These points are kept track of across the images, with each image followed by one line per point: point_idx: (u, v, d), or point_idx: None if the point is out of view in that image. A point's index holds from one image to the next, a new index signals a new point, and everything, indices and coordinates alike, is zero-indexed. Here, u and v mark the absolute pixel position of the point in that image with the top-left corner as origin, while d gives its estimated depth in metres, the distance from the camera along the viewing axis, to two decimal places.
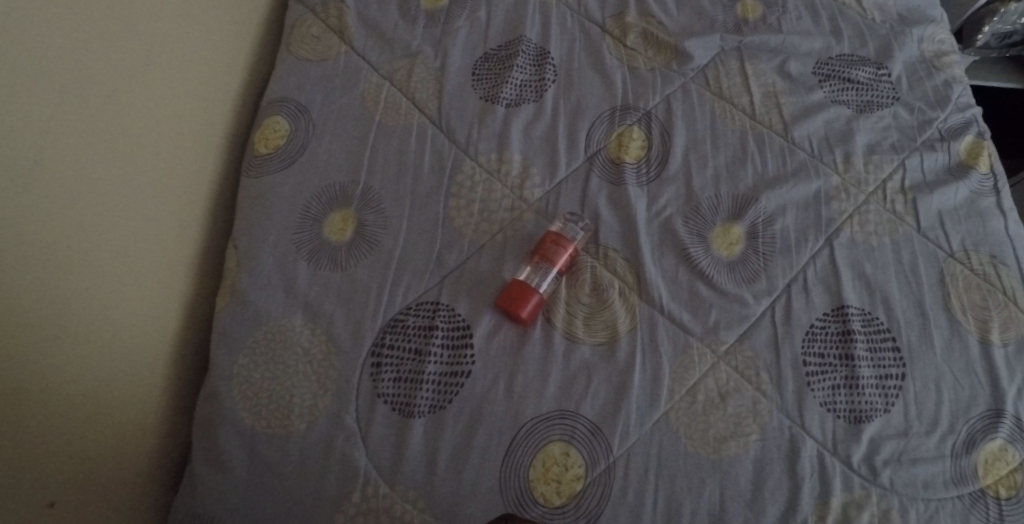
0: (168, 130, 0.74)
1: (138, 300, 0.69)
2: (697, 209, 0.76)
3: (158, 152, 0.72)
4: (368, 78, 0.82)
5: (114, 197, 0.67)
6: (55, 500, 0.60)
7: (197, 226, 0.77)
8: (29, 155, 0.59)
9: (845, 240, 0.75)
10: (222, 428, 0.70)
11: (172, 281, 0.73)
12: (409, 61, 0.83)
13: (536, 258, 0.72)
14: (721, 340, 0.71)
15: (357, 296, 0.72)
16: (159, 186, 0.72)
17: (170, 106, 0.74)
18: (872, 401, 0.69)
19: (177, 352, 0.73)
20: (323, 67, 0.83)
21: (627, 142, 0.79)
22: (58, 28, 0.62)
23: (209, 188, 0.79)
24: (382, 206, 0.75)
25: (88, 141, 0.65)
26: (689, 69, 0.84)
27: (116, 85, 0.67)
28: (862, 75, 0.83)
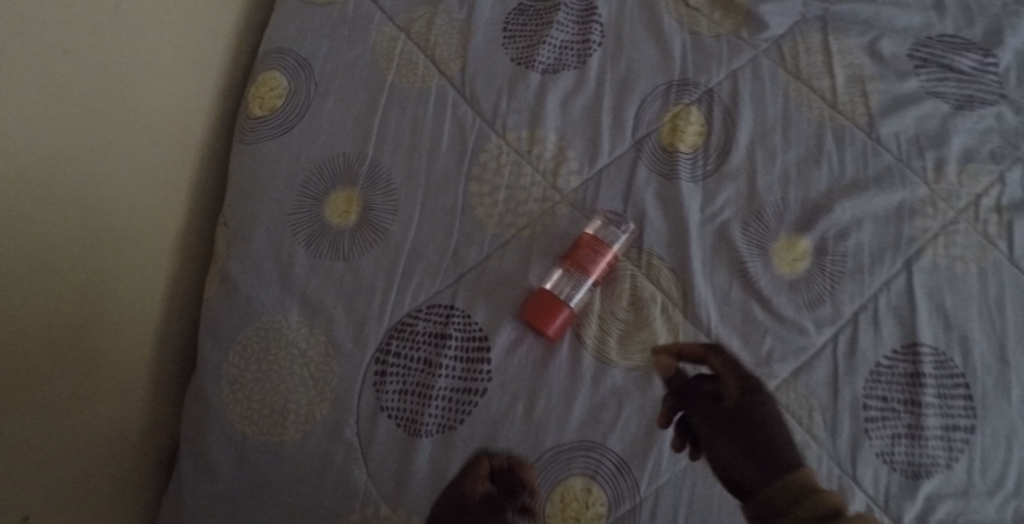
0: (138, 85, 0.63)
1: (102, 289, 0.59)
2: (760, 215, 0.65)
3: (120, 112, 0.61)
4: (382, 28, 0.70)
5: (111, 177, 0.60)
6: (29, 515, 0.53)
7: (170, 196, 0.67)
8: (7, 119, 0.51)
9: (926, 264, 0.65)
10: (211, 430, 0.62)
11: (142, 263, 0.64)
12: (430, 10, 0.70)
13: (570, 264, 0.62)
14: (773, 374, 0.62)
15: (360, 292, 0.63)
16: (123, 153, 0.61)
17: (130, 55, 0.62)
18: (934, 455, 0.61)
19: (165, 347, 0.67)
20: (329, 13, 0.71)
21: (683, 126, 0.67)
22: None
23: (183, 150, 0.68)
24: (392, 186, 0.65)
25: (38, 101, 0.54)
26: (762, 39, 0.71)
27: (78, 35, 0.57)
28: (965, 63, 0.70)
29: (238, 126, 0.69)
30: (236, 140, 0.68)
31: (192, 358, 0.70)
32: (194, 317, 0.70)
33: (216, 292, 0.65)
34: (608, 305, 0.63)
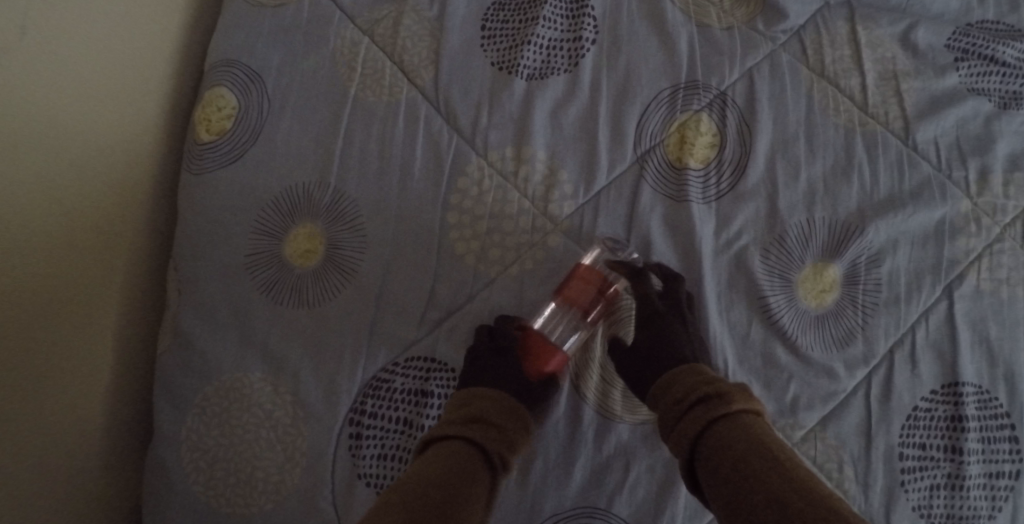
0: (79, 95, 0.54)
1: (19, 364, 0.49)
2: (782, 240, 0.57)
3: (60, 128, 0.52)
4: (341, 30, 0.60)
5: (54, 207, 0.51)
6: None
7: (104, 235, 0.56)
8: None
9: (968, 290, 0.57)
10: (173, 505, 0.54)
11: (73, 319, 0.54)
12: (397, 7, 0.61)
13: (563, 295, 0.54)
14: (798, 424, 0.55)
15: (330, 344, 0.55)
16: (58, 179, 0.52)
17: (38, 61, 0.51)
18: (976, 505, 0.55)
19: (117, 403, 0.58)
20: (280, 14, 0.61)
21: (691, 138, 0.59)
22: None
23: (125, 172, 0.58)
24: (361, 218, 0.56)
25: None
26: (779, 32, 0.61)
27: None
28: (1011, 54, 0.61)
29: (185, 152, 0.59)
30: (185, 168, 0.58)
31: (149, 410, 0.62)
32: (148, 366, 0.61)
33: (168, 348, 0.56)
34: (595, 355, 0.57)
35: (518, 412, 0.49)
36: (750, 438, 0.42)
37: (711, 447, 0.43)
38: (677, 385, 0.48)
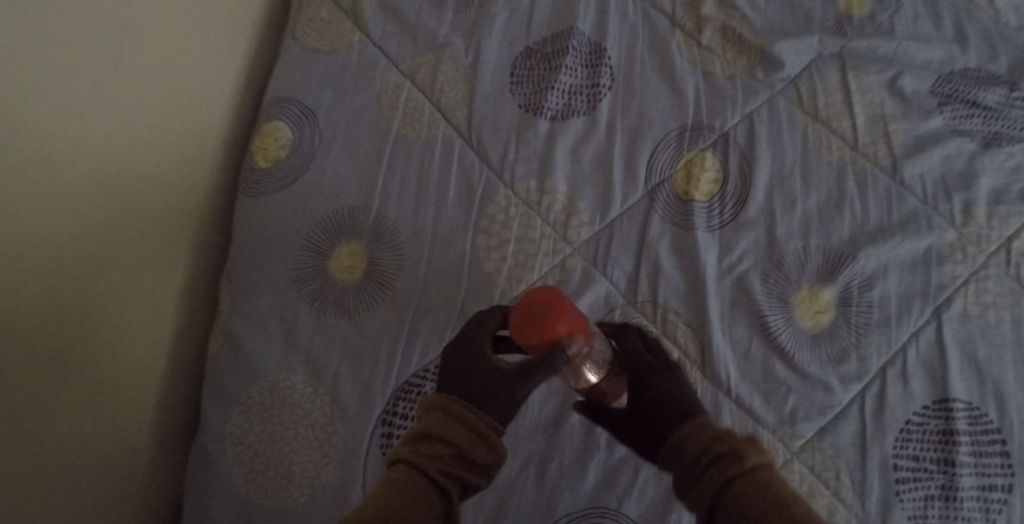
0: (158, 126, 0.62)
1: (88, 357, 0.56)
2: (779, 265, 0.62)
3: (143, 155, 0.61)
4: (387, 76, 0.68)
5: (130, 222, 0.59)
6: None
7: (166, 247, 0.64)
8: (25, 166, 0.51)
9: (956, 313, 0.62)
10: (216, 497, 0.59)
11: (137, 320, 0.61)
12: (435, 54, 0.68)
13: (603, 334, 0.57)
14: (796, 434, 0.59)
15: (366, 351, 0.60)
16: (135, 197, 0.60)
17: (127, 96, 0.59)
18: (971, 517, 0.58)
19: (167, 399, 0.65)
20: (332, 60, 0.68)
21: (697, 173, 0.65)
22: (63, 18, 0.54)
23: (190, 192, 0.66)
24: (399, 240, 0.62)
25: (59, 147, 0.53)
26: (777, 80, 0.68)
27: (96, 75, 0.56)
28: (991, 98, 0.67)
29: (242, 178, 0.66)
30: (242, 192, 0.65)
31: (196, 407, 0.68)
32: (195, 367, 0.68)
33: (219, 351, 0.62)
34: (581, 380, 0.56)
35: (479, 428, 0.48)
36: (771, 487, 0.44)
37: (734, 502, 0.45)
38: (693, 443, 0.49)
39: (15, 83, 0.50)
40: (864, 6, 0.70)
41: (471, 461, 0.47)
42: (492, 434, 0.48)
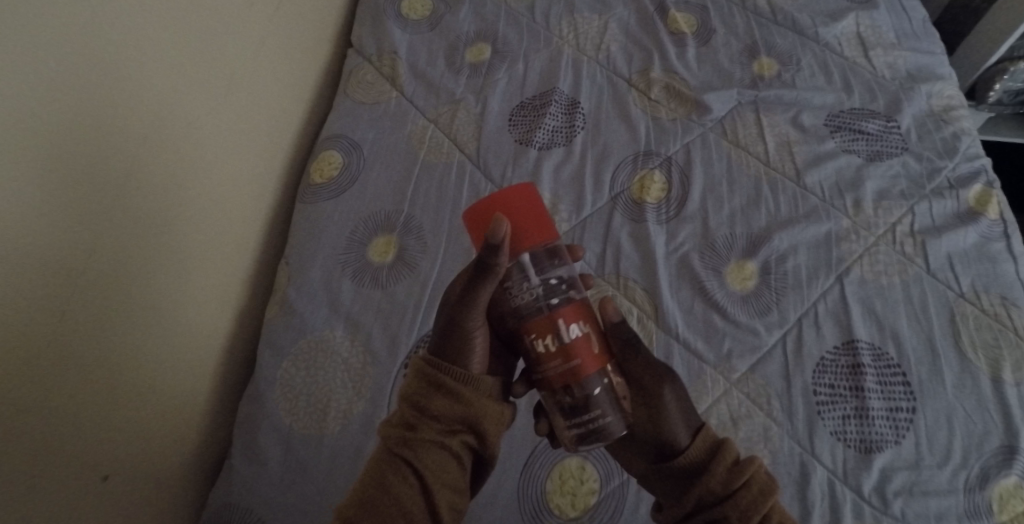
0: (235, 149, 0.83)
1: (171, 309, 0.74)
2: (713, 246, 0.80)
3: (222, 169, 0.81)
4: (415, 121, 0.91)
5: (208, 217, 0.79)
6: (108, 474, 0.67)
7: (231, 240, 0.83)
8: (153, 166, 0.71)
9: (855, 278, 0.79)
10: (263, 427, 0.75)
11: (206, 290, 0.79)
12: (452, 107, 0.92)
13: (580, 312, 0.60)
14: (733, 368, 0.74)
15: (395, 313, 0.78)
16: (213, 199, 0.80)
17: (220, 126, 0.81)
18: (883, 432, 0.72)
19: (225, 358, 0.82)
20: (374, 110, 0.93)
21: (648, 184, 0.84)
22: (191, 65, 0.76)
23: (249, 200, 0.86)
24: (423, 233, 0.83)
25: (174, 156, 0.74)
26: (708, 120, 0.89)
27: (204, 109, 0.78)
28: (872, 126, 0.88)
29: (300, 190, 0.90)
30: (299, 201, 0.88)
31: (251, 371, 0.86)
32: (251, 337, 0.87)
33: (276, 318, 0.81)
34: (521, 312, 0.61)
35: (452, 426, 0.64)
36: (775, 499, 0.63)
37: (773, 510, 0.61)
38: (724, 456, 0.62)
39: (157, 105, 0.71)
40: (772, 69, 0.93)
41: (438, 421, 0.64)
42: (456, 390, 0.64)
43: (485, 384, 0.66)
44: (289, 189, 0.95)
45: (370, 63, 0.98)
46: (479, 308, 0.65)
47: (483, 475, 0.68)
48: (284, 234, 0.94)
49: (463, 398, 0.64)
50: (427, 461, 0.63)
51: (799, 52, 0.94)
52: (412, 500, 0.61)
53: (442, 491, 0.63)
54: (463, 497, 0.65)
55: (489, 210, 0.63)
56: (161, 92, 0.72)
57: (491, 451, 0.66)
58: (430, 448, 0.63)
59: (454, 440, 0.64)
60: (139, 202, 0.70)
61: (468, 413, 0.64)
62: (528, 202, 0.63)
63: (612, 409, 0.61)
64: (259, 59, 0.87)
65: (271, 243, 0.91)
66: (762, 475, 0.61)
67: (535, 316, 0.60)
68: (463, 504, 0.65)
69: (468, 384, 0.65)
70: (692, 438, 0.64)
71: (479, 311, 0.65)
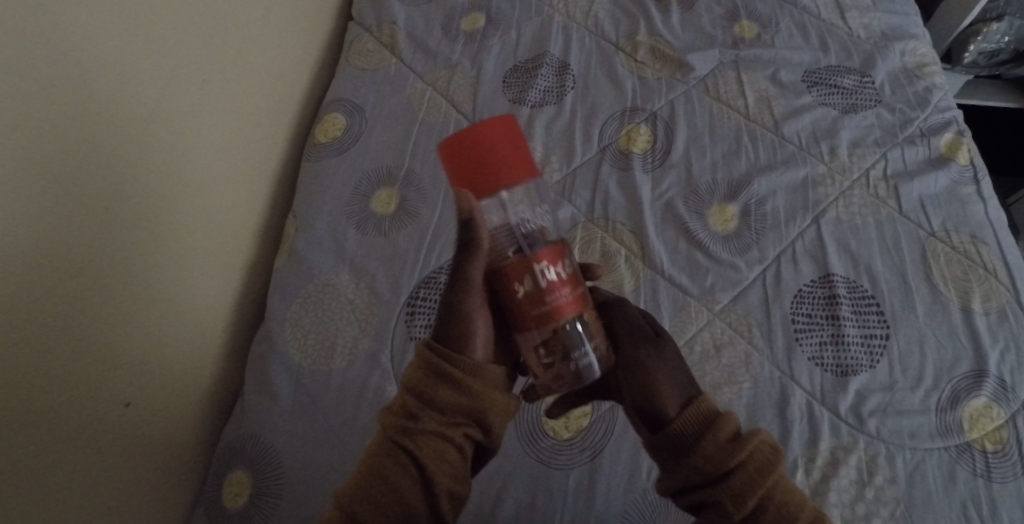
0: (243, 109, 0.88)
1: (186, 253, 0.78)
2: (696, 191, 0.86)
3: (232, 126, 0.86)
4: (414, 85, 0.99)
5: (219, 169, 0.84)
6: (131, 402, 0.71)
7: (240, 195, 0.88)
8: (167, 116, 0.76)
9: (831, 219, 0.83)
10: (273, 363, 0.80)
11: (217, 240, 0.83)
12: (450, 71, 0.99)
13: (561, 257, 0.60)
14: (716, 300, 0.79)
15: (397, 256, 0.84)
16: (224, 153, 0.85)
17: (229, 85, 0.86)
18: (858, 357, 0.75)
19: (236, 306, 0.87)
20: (375, 75, 1.01)
21: (635, 136, 0.90)
22: (203, 25, 0.81)
23: (257, 159, 0.91)
24: (423, 184, 0.88)
25: (188, 109, 0.79)
26: (691, 78, 0.95)
27: (214, 67, 0.83)
28: (847, 82, 0.92)
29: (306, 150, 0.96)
30: (305, 159, 0.95)
31: (260, 320, 0.91)
32: (259, 288, 0.91)
33: (285, 266, 0.86)
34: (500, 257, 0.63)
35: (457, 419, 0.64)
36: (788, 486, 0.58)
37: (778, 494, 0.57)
38: (720, 431, 0.58)
39: (172, 59, 0.77)
40: (752, 31, 0.98)
41: (442, 413, 0.63)
42: (461, 380, 0.64)
43: (489, 372, 0.66)
44: (294, 153, 1.00)
45: (370, 34, 1.06)
46: (473, 286, 0.64)
47: (482, 461, 0.69)
48: (291, 196, 0.99)
49: (469, 389, 0.64)
50: (427, 453, 0.62)
51: (777, 16, 0.99)
52: (411, 491, 0.61)
53: (443, 481, 0.63)
54: (465, 486, 0.65)
55: (465, 147, 0.61)
56: (176, 47, 0.77)
57: (492, 443, 0.66)
58: (432, 440, 0.63)
59: (457, 433, 0.64)
60: (156, 148, 0.74)
61: (473, 406, 0.64)
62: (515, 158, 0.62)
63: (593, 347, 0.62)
64: (266, 27, 0.93)
65: (278, 202, 0.96)
66: (763, 455, 0.57)
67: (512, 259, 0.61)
68: (464, 493, 0.65)
69: (474, 374, 0.65)
70: (682, 410, 0.61)
71: (475, 290, 0.64)
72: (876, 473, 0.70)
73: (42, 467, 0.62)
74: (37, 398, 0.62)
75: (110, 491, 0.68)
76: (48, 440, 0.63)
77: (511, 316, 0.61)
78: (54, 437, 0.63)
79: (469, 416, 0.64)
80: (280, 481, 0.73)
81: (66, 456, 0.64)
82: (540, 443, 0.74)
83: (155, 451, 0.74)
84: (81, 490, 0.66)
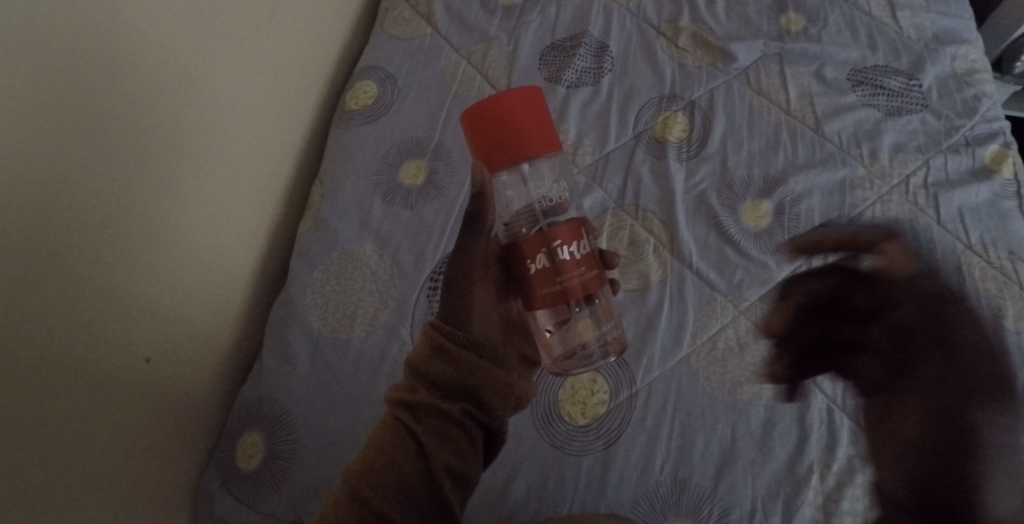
0: (275, 68, 0.87)
1: (211, 211, 0.77)
2: (730, 185, 0.84)
3: (263, 85, 0.85)
4: (449, 56, 0.97)
5: (248, 128, 0.83)
6: (150, 357, 0.71)
7: (267, 155, 0.87)
8: (199, 71, 0.75)
9: (867, 223, 0.81)
10: (292, 328, 0.80)
11: (243, 199, 0.83)
12: (486, 44, 0.97)
13: (574, 233, 0.60)
14: (742, 298, 0.78)
15: (422, 229, 0.83)
16: (253, 112, 0.84)
17: (262, 43, 0.84)
18: None
19: (257, 267, 0.86)
20: (410, 44, 0.99)
21: (671, 124, 0.89)
22: None
23: (286, 121, 0.90)
24: (452, 158, 0.87)
25: (219, 65, 0.77)
26: (733, 68, 0.93)
27: (248, 23, 0.82)
28: (893, 83, 0.90)
29: (336, 115, 0.95)
30: (335, 124, 0.94)
31: (280, 283, 0.91)
32: (281, 251, 0.90)
33: (309, 231, 0.85)
34: (513, 232, 0.62)
35: (455, 395, 0.63)
36: None
37: None
38: None
39: (207, 13, 0.75)
40: (799, 24, 0.96)
41: (439, 387, 0.63)
42: (456, 353, 0.63)
43: (490, 347, 0.64)
44: (323, 117, 0.98)
45: (407, 0, 1.04)
46: (477, 259, 0.67)
47: (494, 445, 0.66)
48: (318, 160, 0.98)
49: (463, 364, 0.63)
50: (425, 427, 0.62)
51: (826, 10, 0.97)
52: (409, 467, 0.60)
53: (441, 459, 0.61)
54: (470, 467, 0.63)
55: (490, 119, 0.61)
56: (212, 0, 0.76)
57: (497, 422, 0.64)
58: (430, 416, 0.62)
59: (455, 408, 0.63)
60: (186, 103, 0.73)
61: (468, 382, 0.63)
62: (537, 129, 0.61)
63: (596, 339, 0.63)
64: None
65: (305, 165, 0.95)
66: None
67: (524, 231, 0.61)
68: (473, 476, 0.63)
69: (472, 348, 0.64)
70: None
71: (478, 265, 0.67)
72: None
73: (58, 416, 0.62)
74: (53, 346, 0.61)
75: (122, 442, 0.68)
76: (67, 391, 0.62)
77: (523, 288, 0.61)
78: (69, 386, 0.63)
79: (466, 391, 0.63)
80: (293, 445, 0.73)
81: (82, 405, 0.64)
82: (555, 428, 0.74)
83: (172, 407, 0.74)
84: (97, 441, 0.65)
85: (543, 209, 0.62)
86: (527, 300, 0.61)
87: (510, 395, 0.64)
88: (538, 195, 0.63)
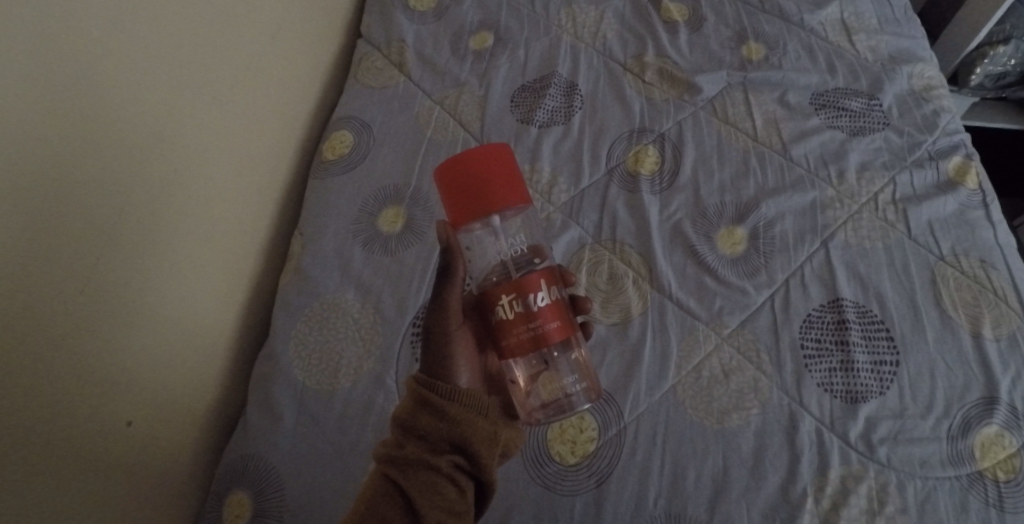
0: (250, 124, 0.88)
1: (191, 268, 0.78)
2: (704, 214, 0.86)
3: (238, 141, 0.86)
4: (422, 103, 0.99)
5: (225, 183, 0.83)
6: (132, 420, 0.70)
7: (246, 209, 0.87)
8: (174, 132, 0.76)
9: (840, 243, 0.82)
10: (276, 383, 0.79)
11: (222, 255, 0.83)
12: (458, 89, 0.99)
13: (545, 282, 0.62)
14: (724, 324, 0.78)
15: (403, 276, 0.83)
16: (230, 167, 0.84)
17: (236, 100, 0.85)
18: (867, 384, 0.74)
19: (239, 323, 0.86)
20: (383, 93, 1.01)
21: (642, 157, 0.90)
22: (211, 40, 0.81)
23: (263, 175, 0.91)
24: (429, 203, 0.88)
25: (194, 124, 0.78)
26: (699, 100, 0.95)
27: (221, 81, 0.83)
28: (855, 104, 0.92)
29: (313, 169, 0.96)
30: (311, 177, 0.94)
31: (262, 341, 0.90)
32: (262, 308, 0.90)
33: (290, 285, 0.86)
34: (485, 282, 0.63)
35: (441, 447, 0.63)
36: None
37: None
38: None
39: (180, 75, 0.76)
40: (760, 52, 0.98)
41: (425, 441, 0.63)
42: (439, 406, 0.63)
43: (471, 396, 0.65)
44: (299, 172, 0.99)
45: (378, 51, 1.06)
46: (453, 312, 0.67)
47: (485, 497, 0.65)
48: (296, 214, 0.99)
49: (447, 415, 0.63)
50: (415, 484, 0.61)
51: (785, 37, 0.99)
52: None
53: (433, 514, 0.61)
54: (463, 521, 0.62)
55: (473, 168, 0.62)
56: (183, 61, 0.77)
57: (486, 473, 0.64)
58: (417, 471, 0.62)
59: (442, 461, 0.62)
60: (161, 163, 0.74)
61: (454, 433, 0.63)
62: (513, 190, 0.63)
63: (574, 386, 0.64)
64: (275, 42, 0.93)
65: (283, 218, 0.96)
66: None
67: (499, 281, 0.62)
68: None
69: (454, 399, 0.64)
70: None
71: (455, 317, 0.68)
72: (886, 502, 0.68)
73: (37, 485, 0.61)
74: (30, 413, 0.61)
75: (104, 509, 0.67)
76: (47, 460, 0.62)
77: (495, 337, 0.62)
78: (47, 455, 0.62)
79: (452, 443, 0.63)
80: (281, 505, 0.72)
81: (60, 474, 0.63)
82: (545, 468, 0.73)
83: (155, 468, 0.73)
84: (79, 508, 0.65)
85: (514, 261, 0.63)
86: (499, 349, 0.62)
87: (495, 443, 0.65)
88: (510, 250, 0.64)
